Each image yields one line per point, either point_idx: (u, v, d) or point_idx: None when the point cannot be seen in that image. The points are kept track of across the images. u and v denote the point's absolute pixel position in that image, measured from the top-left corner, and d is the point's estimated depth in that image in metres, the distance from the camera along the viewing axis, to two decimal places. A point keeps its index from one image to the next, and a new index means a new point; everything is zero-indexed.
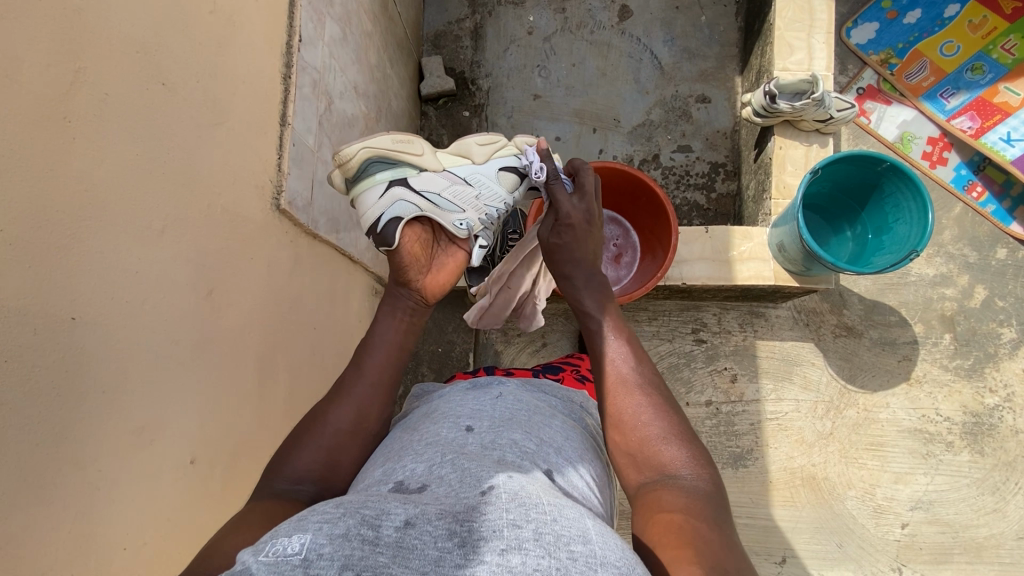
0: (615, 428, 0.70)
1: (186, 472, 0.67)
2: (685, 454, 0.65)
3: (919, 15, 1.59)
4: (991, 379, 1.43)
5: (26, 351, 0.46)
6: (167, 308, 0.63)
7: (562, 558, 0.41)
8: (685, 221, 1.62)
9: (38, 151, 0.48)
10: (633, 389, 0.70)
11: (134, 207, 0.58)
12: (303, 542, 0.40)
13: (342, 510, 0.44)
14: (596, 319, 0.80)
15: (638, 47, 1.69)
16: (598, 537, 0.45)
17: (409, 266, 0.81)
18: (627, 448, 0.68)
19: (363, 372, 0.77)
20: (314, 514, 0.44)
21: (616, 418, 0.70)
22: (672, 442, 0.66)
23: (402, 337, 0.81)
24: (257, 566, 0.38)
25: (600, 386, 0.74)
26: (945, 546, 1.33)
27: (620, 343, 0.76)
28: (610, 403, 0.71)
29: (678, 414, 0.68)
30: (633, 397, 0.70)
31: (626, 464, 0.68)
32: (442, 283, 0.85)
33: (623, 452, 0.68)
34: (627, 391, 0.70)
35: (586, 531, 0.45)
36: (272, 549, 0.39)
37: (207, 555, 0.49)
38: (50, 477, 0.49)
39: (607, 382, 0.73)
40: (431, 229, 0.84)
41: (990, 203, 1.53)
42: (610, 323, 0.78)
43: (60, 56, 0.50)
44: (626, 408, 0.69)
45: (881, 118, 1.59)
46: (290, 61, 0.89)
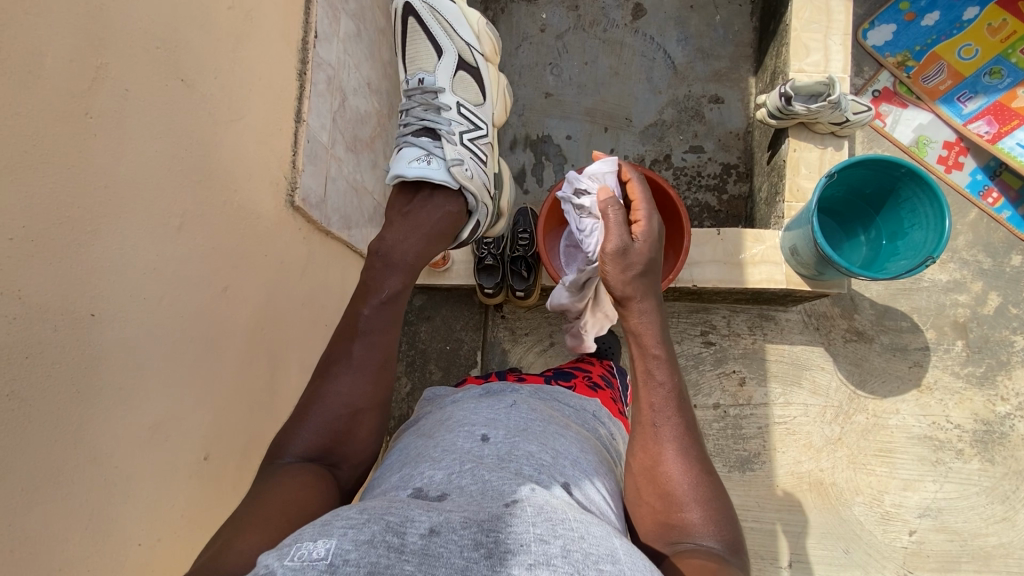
0: (658, 495, 0.66)
1: (199, 469, 0.67)
2: (721, 533, 0.64)
3: (938, 17, 1.56)
4: (1003, 387, 1.41)
5: (45, 347, 0.47)
6: (185, 304, 0.63)
7: None
8: (696, 223, 1.61)
9: (60, 147, 0.48)
10: (683, 455, 0.67)
11: (154, 203, 0.58)
12: (328, 547, 0.40)
13: (366, 516, 0.44)
14: (662, 368, 0.71)
15: (651, 46, 1.68)
16: (625, 557, 0.45)
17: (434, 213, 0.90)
18: (664, 518, 0.65)
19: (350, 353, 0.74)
20: (338, 519, 0.44)
21: (661, 485, 0.66)
22: (712, 519, 0.64)
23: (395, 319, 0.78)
24: (283, 570, 0.38)
25: (649, 443, 0.68)
26: (953, 554, 1.32)
27: (676, 406, 0.70)
28: (660, 468, 0.66)
29: (716, 484, 0.67)
30: (685, 469, 0.66)
31: (654, 529, 0.66)
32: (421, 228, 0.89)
33: (655, 517, 0.66)
34: (677, 455, 0.67)
35: (613, 550, 0.45)
36: (297, 553, 0.39)
37: (221, 544, 0.49)
38: (67, 474, 0.49)
39: (660, 444, 0.68)
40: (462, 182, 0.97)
41: (1006, 209, 1.51)
42: (675, 382, 0.71)
43: (82, 51, 0.50)
44: (677, 480, 0.65)
45: (897, 121, 1.57)
46: (306, 57, 0.88)
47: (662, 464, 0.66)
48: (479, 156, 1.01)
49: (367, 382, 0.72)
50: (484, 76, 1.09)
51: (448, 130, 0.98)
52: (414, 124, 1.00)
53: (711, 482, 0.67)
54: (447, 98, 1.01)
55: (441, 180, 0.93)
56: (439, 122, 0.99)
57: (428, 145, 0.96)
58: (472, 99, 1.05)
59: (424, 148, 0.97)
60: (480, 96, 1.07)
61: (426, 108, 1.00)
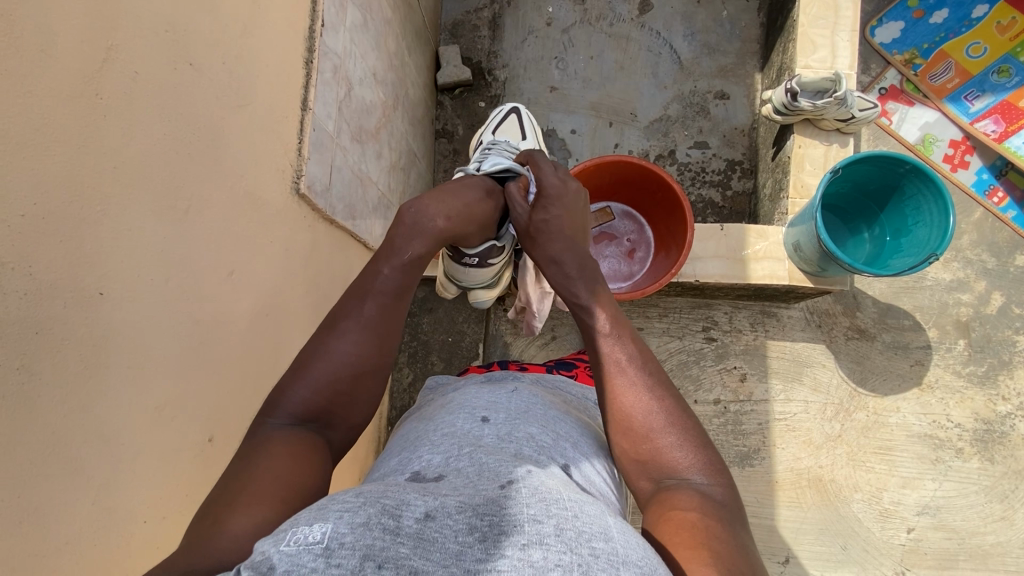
0: (623, 433, 0.67)
1: (204, 450, 0.68)
2: (696, 459, 0.64)
3: (946, 15, 1.55)
4: (1004, 387, 1.41)
5: (54, 323, 0.47)
6: (191, 287, 0.64)
7: (583, 555, 0.42)
8: (699, 219, 1.61)
9: (69, 126, 0.48)
10: (634, 387, 0.68)
11: (161, 185, 0.59)
12: (324, 531, 0.40)
13: (362, 499, 0.44)
14: (593, 313, 0.78)
15: (657, 41, 1.67)
16: (619, 535, 0.46)
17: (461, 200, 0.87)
18: (636, 455, 0.66)
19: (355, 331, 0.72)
20: (334, 503, 0.44)
21: (623, 422, 0.67)
22: (682, 448, 0.64)
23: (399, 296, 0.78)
24: (279, 557, 0.38)
25: (603, 385, 0.71)
26: (951, 552, 1.32)
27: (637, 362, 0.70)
28: (617, 406, 0.68)
29: (684, 415, 0.67)
30: (642, 399, 0.67)
31: (635, 469, 0.66)
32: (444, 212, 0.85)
33: (629, 457, 0.67)
34: (629, 388, 0.68)
35: (607, 528, 0.46)
36: (293, 538, 0.40)
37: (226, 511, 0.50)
38: (75, 450, 0.50)
39: (610, 382, 0.70)
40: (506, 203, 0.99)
41: (1012, 208, 1.50)
42: (608, 320, 0.75)
43: (92, 32, 0.50)
44: (635, 413, 0.67)
45: (903, 119, 1.56)
46: (312, 46, 0.89)
47: (617, 401, 0.68)
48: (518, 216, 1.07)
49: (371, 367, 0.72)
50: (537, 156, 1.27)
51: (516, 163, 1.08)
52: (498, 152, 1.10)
53: (675, 411, 0.67)
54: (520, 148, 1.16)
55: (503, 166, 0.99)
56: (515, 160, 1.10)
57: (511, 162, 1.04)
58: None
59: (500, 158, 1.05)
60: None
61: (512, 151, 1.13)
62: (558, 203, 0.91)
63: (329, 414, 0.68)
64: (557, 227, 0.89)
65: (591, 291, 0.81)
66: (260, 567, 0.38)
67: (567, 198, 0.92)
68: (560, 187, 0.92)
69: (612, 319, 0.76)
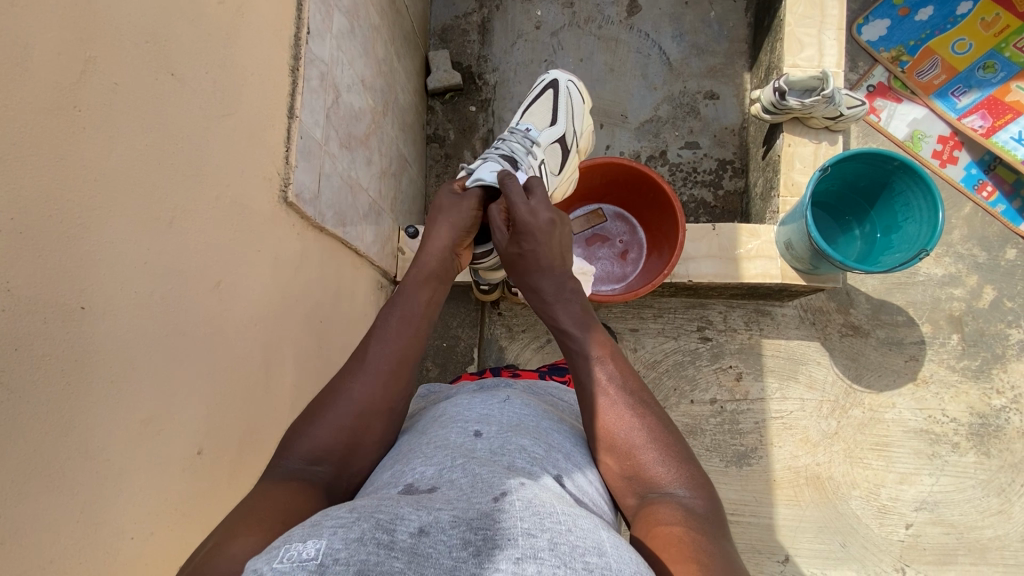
0: (607, 451, 0.68)
1: (193, 463, 0.67)
2: (677, 473, 0.64)
3: (931, 12, 1.57)
4: (998, 380, 1.42)
5: (36, 340, 0.47)
6: (176, 298, 0.63)
7: (577, 568, 0.41)
8: (692, 219, 1.61)
9: (46, 140, 0.48)
10: (613, 405, 0.69)
11: (144, 197, 0.58)
12: (318, 547, 0.40)
13: (356, 515, 0.44)
14: (574, 336, 0.77)
15: (646, 43, 1.68)
16: (612, 549, 0.45)
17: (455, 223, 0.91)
18: (621, 471, 0.66)
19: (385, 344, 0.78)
20: (328, 518, 0.44)
21: (606, 440, 0.68)
22: (664, 463, 0.65)
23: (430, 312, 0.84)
24: (272, 573, 0.37)
25: (585, 405, 0.71)
26: (949, 546, 1.32)
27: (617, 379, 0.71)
28: (599, 425, 0.68)
29: (665, 431, 0.67)
30: (624, 417, 0.68)
31: (623, 485, 0.66)
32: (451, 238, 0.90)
33: (616, 473, 0.67)
34: (608, 407, 0.69)
35: (600, 543, 0.45)
36: (287, 554, 0.39)
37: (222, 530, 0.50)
38: (59, 466, 0.49)
39: (592, 399, 0.71)
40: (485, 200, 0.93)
41: (1000, 203, 1.51)
42: (588, 338, 0.76)
43: (70, 45, 0.50)
44: (617, 430, 0.67)
45: (892, 116, 1.57)
46: (298, 53, 0.88)
47: (598, 419, 0.69)
48: None
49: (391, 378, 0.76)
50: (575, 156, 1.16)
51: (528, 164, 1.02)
52: (502, 149, 1.02)
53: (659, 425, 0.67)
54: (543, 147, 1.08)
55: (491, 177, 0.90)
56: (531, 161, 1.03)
57: (506, 164, 0.96)
58: (552, 169, 1.11)
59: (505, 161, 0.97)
60: (558, 168, 1.11)
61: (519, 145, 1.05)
62: (534, 241, 0.81)
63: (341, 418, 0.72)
64: (534, 263, 0.82)
65: (568, 312, 0.79)
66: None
67: (545, 237, 0.82)
68: (536, 225, 0.81)
69: (593, 339, 0.75)
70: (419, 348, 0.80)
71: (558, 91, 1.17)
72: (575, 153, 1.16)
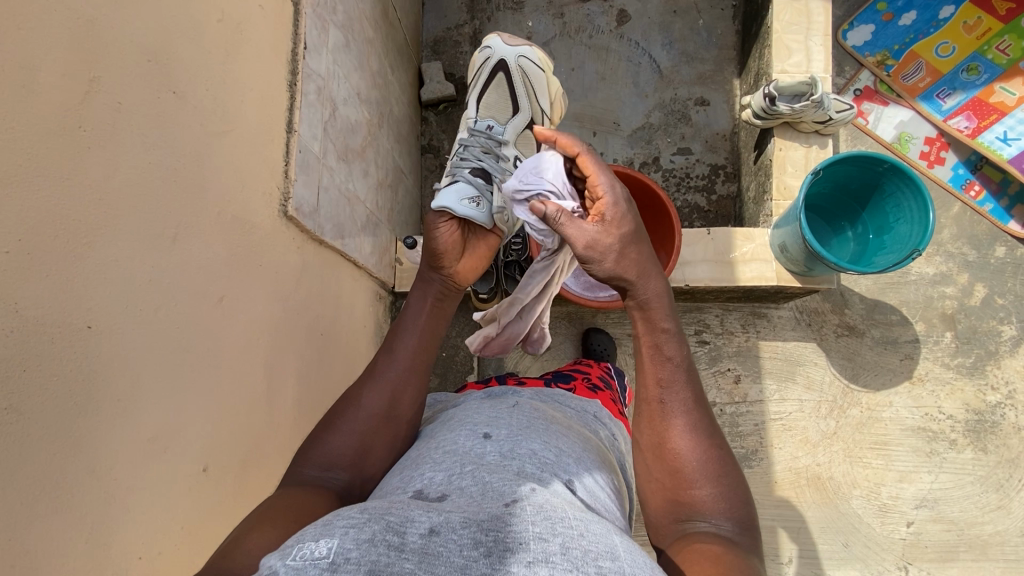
0: (666, 469, 0.67)
1: (199, 480, 0.67)
2: (732, 510, 0.65)
3: (915, 17, 1.60)
4: (992, 377, 1.43)
5: (44, 360, 0.47)
6: (180, 315, 0.63)
7: (589, 572, 0.41)
8: (686, 223, 1.63)
9: (52, 160, 0.48)
10: (689, 433, 0.68)
11: (148, 215, 0.58)
12: (330, 547, 0.40)
13: (366, 515, 0.44)
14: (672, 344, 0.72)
15: (636, 51, 1.70)
16: (625, 554, 0.45)
17: (446, 255, 0.88)
18: (672, 492, 0.67)
19: (396, 359, 0.81)
20: (339, 518, 0.44)
21: (669, 460, 0.67)
22: (721, 497, 0.65)
23: (438, 326, 0.87)
24: (286, 570, 0.38)
25: (657, 420, 0.69)
26: (951, 543, 1.33)
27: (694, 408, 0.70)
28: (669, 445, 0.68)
29: (730, 465, 0.68)
30: (693, 447, 0.67)
31: (663, 503, 0.67)
32: (472, 267, 0.92)
33: (665, 492, 0.67)
34: (684, 435, 0.68)
35: (613, 547, 0.45)
36: (300, 552, 0.40)
37: (233, 547, 0.50)
38: (68, 485, 0.49)
39: (667, 419, 0.69)
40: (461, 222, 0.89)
41: (988, 202, 1.54)
42: (683, 356, 0.71)
43: (74, 66, 0.50)
44: (688, 458, 0.67)
45: (879, 119, 1.60)
46: (295, 68, 0.89)
47: (671, 440, 0.68)
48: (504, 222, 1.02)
49: (400, 388, 0.78)
50: None
51: (500, 178, 0.98)
52: (472, 162, 0.99)
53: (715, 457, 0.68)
54: (508, 150, 1.05)
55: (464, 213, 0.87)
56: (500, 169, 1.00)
57: (481, 187, 0.93)
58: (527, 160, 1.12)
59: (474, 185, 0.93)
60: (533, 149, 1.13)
61: (489, 152, 1.02)
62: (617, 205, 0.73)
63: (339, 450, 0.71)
64: None
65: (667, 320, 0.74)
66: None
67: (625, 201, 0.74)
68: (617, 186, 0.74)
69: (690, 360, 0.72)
70: (424, 362, 0.83)
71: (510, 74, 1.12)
72: (547, 127, 1.17)
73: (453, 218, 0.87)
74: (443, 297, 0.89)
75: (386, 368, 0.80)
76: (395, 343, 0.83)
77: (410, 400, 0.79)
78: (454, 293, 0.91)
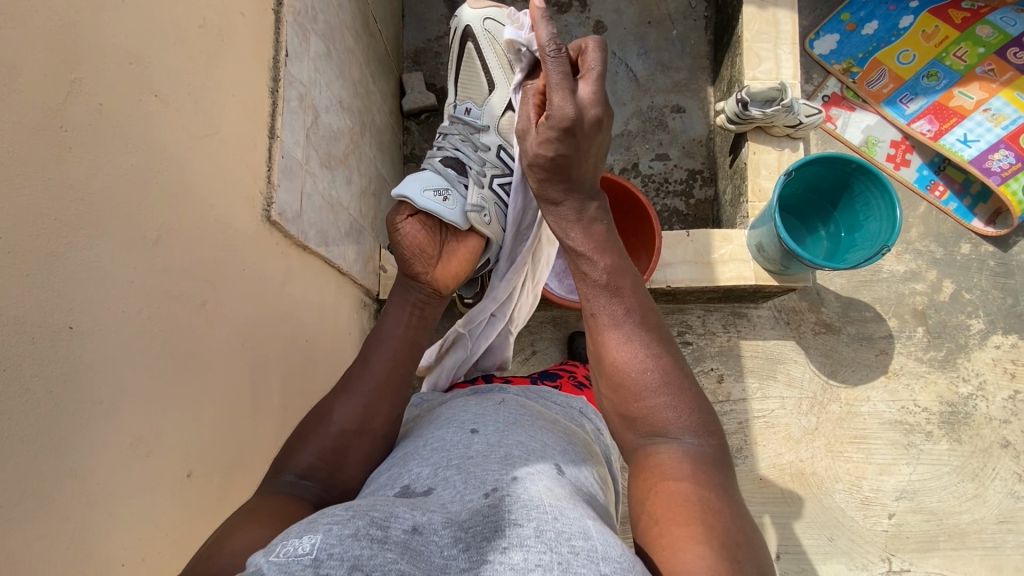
0: (616, 387, 0.70)
1: (184, 486, 0.66)
2: (690, 420, 0.66)
3: (876, 26, 1.67)
4: (964, 369, 1.48)
5: (24, 361, 0.46)
6: (162, 317, 0.62)
7: (562, 553, 0.42)
8: (667, 227, 1.66)
9: (35, 159, 0.48)
10: (626, 342, 0.70)
11: (131, 217, 0.58)
12: (313, 543, 0.40)
13: (351, 512, 0.44)
14: (591, 261, 0.73)
15: (613, 61, 1.74)
16: (599, 533, 0.46)
17: (414, 259, 0.89)
18: (628, 412, 0.69)
19: (370, 368, 0.81)
20: (324, 516, 0.44)
21: (616, 379, 0.69)
22: (676, 407, 0.67)
23: (420, 335, 0.87)
24: (268, 566, 0.38)
25: (595, 334, 0.73)
26: (930, 533, 1.36)
27: (638, 319, 0.71)
28: (610, 364, 0.70)
29: (679, 373, 0.69)
30: (637, 356, 0.69)
31: (625, 421, 0.70)
32: (452, 273, 0.92)
33: (619, 409, 0.70)
34: (621, 346, 0.70)
35: (586, 527, 0.46)
36: (282, 549, 0.40)
37: (219, 551, 0.49)
38: (50, 488, 0.49)
39: (603, 334, 0.72)
40: (429, 222, 0.91)
41: (952, 201, 1.60)
42: (605, 269, 0.73)
43: (56, 66, 0.51)
44: (630, 369, 0.69)
45: (847, 124, 1.66)
46: (277, 75, 0.90)
47: (611, 356, 0.70)
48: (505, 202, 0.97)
49: (373, 398, 0.78)
50: None
51: (478, 171, 0.95)
52: (446, 151, 0.98)
53: (670, 368, 0.69)
54: (488, 137, 0.97)
55: (426, 206, 0.89)
56: (479, 160, 0.96)
57: (452, 179, 0.94)
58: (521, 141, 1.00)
59: (447, 179, 0.94)
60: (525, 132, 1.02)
61: (466, 141, 0.98)
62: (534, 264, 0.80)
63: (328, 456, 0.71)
64: None
65: (587, 237, 0.74)
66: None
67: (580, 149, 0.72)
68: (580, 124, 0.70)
69: (610, 269, 0.73)
70: (404, 370, 0.83)
71: (477, 44, 1.00)
72: None
73: (415, 215, 0.90)
74: (424, 305, 0.89)
75: (359, 378, 0.80)
76: (369, 354, 0.83)
77: (387, 408, 0.79)
78: (434, 300, 0.90)
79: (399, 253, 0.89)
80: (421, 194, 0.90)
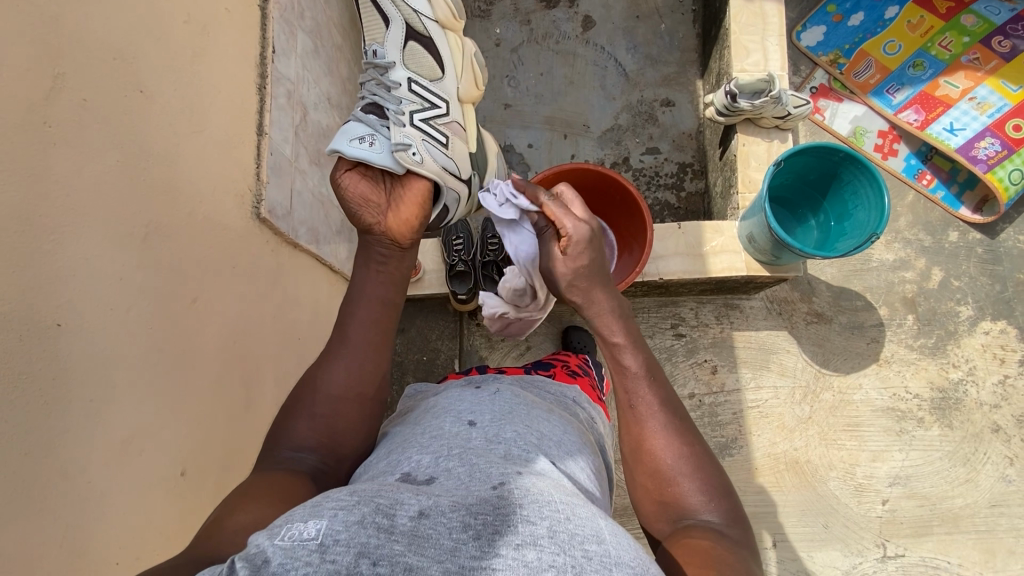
0: (648, 474, 0.69)
1: (176, 484, 0.65)
2: (717, 504, 0.66)
3: (862, 17, 1.69)
4: (954, 355, 1.50)
5: (10, 357, 0.46)
6: (152, 315, 0.62)
7: (576, 556, 0.42)
8: (658, 220, 1.67)
9: (20, 153, 0.47)
10: (663, 431, 0.71)
11: (117, 213, 0.58)
12: (319, 528, 0.40)
13: (356, 498, 0.44)
14: (631, 352, 0.77)
15: (602, 55, 1.75)
16: (611, 537, 0.46)
17: (362, 212, 0.88)
18: (658, 495, 0.68)
19: (347, 338, 0.80)
20: (328, 500, 0.44)
21: (650, 464, 0.69)
22: (704, 492, 0.67)
23: (390, 294, 0.86)
24: (274, 550, 0.38)
25: (630, 422, 0.73)
26: (924, 518, 1.37)
27: (672, 411, 0.72)
28: (646, 450, 0.70)
29: (710, 464, 0.69)
30: (669, 445, 0.69)
31: (655, 510, 0.68)
32: (405, 218, 0.90)
33: (650, 496, 0.69)
34: (659, 434, 0.70)
35: (598, 531, 0.46)
36: (288, 533, 0.40)
37: (214, 534, 0.49)
38: (42, 487, 0.48)
39: (640, 422, 0.72)
40: (369, 172, 0.89)
41: (940, 189, 1.62)
42: (642, 362, 0.76)
43: (39, 61, 0.50)
44: (663, 456, 0.69)
45: (834, 114, 1.67)
46: (264, 71, 0.89)
47: (648, 442, 0.70)
48: (435, 137, 0.92)
49: (363, 381, 0.77)
50: (440, 46, 0.97)
51: (397, 109, 0.88)
52: (364, 99, 0.90)
53: (701, 456, 0.69)
54: (398, 73, 0.91)
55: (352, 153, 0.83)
56: (393, 97, 0.90)
57: (374, 123, 0.87)
58: (434, 72, 0.95)
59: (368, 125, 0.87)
60: (437, 69, 0.95)
61: (376, 83, 0.91)
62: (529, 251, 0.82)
63: (321, 450, 0.71)
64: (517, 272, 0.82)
65: (623, 327, 0.78)
66: (254, 561, 0.38)
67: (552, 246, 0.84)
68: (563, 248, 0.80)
69: (647, 362, 0.76)
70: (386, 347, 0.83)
71: None
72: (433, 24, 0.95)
73: (353, 168, 0.88)
74: (385, 260, 0.88)
75: (337, 351, 0.79)
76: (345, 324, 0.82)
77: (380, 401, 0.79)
78: (396, 252, 0.90)
79: (347, 208, 0.88)
80: (347, 143, 0.84)
